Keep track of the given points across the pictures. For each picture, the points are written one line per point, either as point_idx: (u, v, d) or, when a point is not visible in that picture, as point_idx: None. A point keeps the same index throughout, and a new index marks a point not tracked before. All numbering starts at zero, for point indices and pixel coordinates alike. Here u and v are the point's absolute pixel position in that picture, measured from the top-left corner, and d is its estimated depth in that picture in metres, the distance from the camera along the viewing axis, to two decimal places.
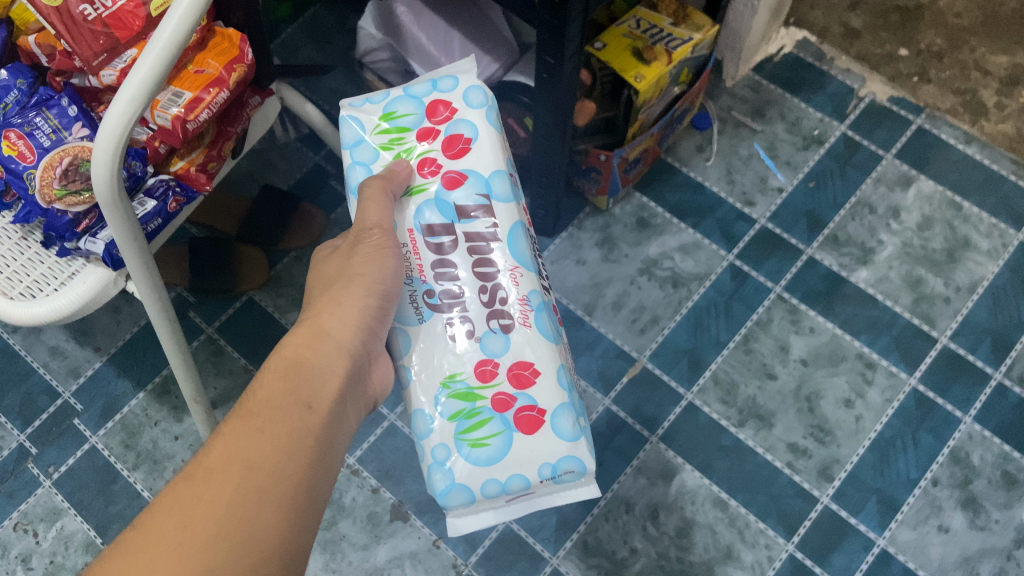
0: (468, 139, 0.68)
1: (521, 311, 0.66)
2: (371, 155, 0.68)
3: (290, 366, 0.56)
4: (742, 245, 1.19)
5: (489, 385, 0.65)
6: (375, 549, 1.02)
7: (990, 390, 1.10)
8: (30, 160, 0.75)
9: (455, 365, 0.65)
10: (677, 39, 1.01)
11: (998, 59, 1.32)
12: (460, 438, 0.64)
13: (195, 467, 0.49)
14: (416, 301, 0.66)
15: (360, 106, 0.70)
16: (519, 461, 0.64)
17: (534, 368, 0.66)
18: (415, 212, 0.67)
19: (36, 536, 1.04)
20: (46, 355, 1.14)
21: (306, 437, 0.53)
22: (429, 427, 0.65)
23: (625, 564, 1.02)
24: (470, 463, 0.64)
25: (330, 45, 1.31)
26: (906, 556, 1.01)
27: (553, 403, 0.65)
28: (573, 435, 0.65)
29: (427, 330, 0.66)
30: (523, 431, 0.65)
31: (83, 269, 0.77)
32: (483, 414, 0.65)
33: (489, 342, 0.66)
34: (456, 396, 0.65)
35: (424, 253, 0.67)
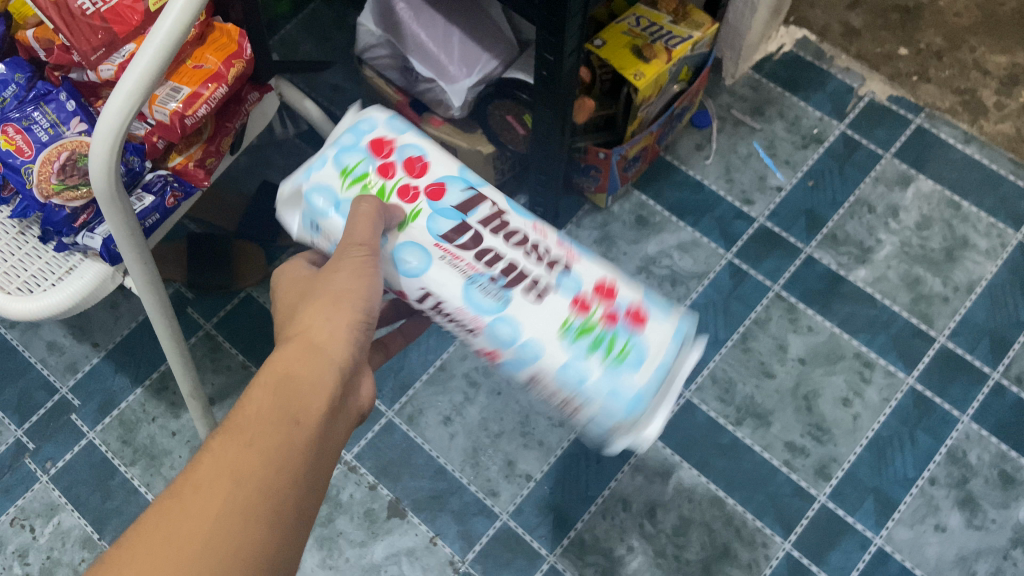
0: (421, 155, 0.65)
1: (564, 250, 0.64)
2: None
3: (280, 380, 0.52)
4: (741, 243, 1.19)
5: (590, 312, 0.61)
6: (372, 546, 1.02)
7: (988, 389, 1.10)
8: (28, 154, 0.74)
9: (557, 313, 0.60)
10: (676, 37, 1.01)
11: (998, 59, 1.32)
12: (602, 365, 0.59)
13: (180, 484, 0.47)
14: (489, 292, 0.61)
15: (313, 177, 0.65)
16: (661, 344, 0.61)
17: (609, 278, 0.63)
18: (427, 226, 0.62)
19: (32, 531, 1.04)
20: (44, 351, 1.13)
21: (295, 455, 0.49)
22: (576, 372, 0.59)
23: (622, 562, 1.02)
24: (630, 375, 0.59)
25: (330, 42, 1.31)
26: (903, 555, 1.02)
27: (637, 295, 0.63)
28: (671, 308, 0.63)
29: (520, 306, 0.60)
30: (639, 329, 0.61)
31: (81, 264, 0.76)
32: (602, 334, 0.60)
33: (563, 285, 0.62)
34: (575, 337, 0.60)
35: (462, 252, 0.62)
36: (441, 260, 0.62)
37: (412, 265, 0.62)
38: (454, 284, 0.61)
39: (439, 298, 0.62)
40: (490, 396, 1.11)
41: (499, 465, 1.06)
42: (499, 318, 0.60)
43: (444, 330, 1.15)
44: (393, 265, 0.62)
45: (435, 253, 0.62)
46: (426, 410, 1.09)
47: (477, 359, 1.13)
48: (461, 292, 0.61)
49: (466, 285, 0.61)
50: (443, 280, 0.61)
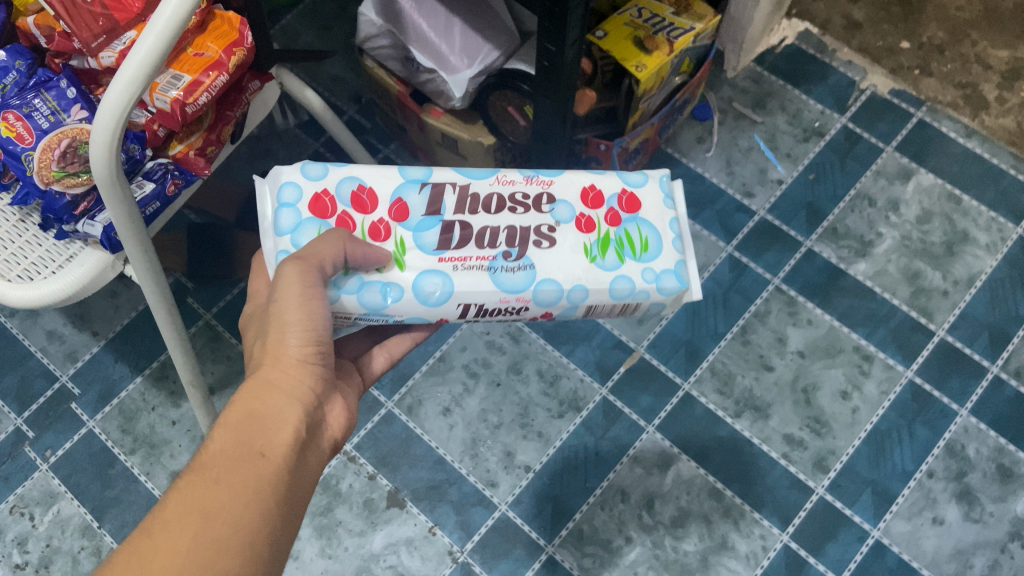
0: (360, 187, 0.65)
1: (535, 185, 0.68)
2: (365, 283, 0.62)
3: (240, 420, 0.55)
4: (741, 236, 1.19)
5: (598, 226, 0.67)
6: (371, 536, 1.03)
7: (986, 383, 1.10)
8: (29, 141, 0.74)
9: (576, 249, 0.66)
10: (678, 29, 1.01)
11: (999, 53, 1.32)
12: (634, 259, 0.67)
13: (149, 522, 0.49)
14: (511, 267, 0.64)
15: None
16: (659, 217, 0.69)
17: (590, 188, 0.68)
18: (416, 240, 0.64)
19: (32, 519, 1.04)
20: (44, 339, 1.13)
21: (264, 487, 0.52)
22: (624, 284, 0.65)
23: (620, 553, 1.02)
24: (659, 256, 0.67)
25: (330, 32, 1.31)
26: (900, 547, 1.02)
27: (613, 183, 0.69)
28: (642, 175, 0.70)
29: (550, 268, 0.65)
30: (637, 213, 0.68)
31: (82, 252, 0.76)
32: (616, 235, 0.67)
33: (561, 216, 0.67)
34: (602, 255, 0.66)
35: (465, 248, 0.64)
36: (456, 270, 0.64)
37: (432, 292, 0.63)
38: (487, 284, 0.64)
39: (477, 303, 0.64)
40: (489, 387, 1.11)
41: (498, 456, 1.07)
42: (541, 285, 0.64)
43: (444, 321, 1.15)
44: (415, 304, 0.63)
45: (445, 266, 0.64)
46: (426, 401, 1.10)
47: (477, 350, 1.13)
48: (497, 285, 0.64)
49: (495, 275, 0.64)
50: (471, 279, 0.64)
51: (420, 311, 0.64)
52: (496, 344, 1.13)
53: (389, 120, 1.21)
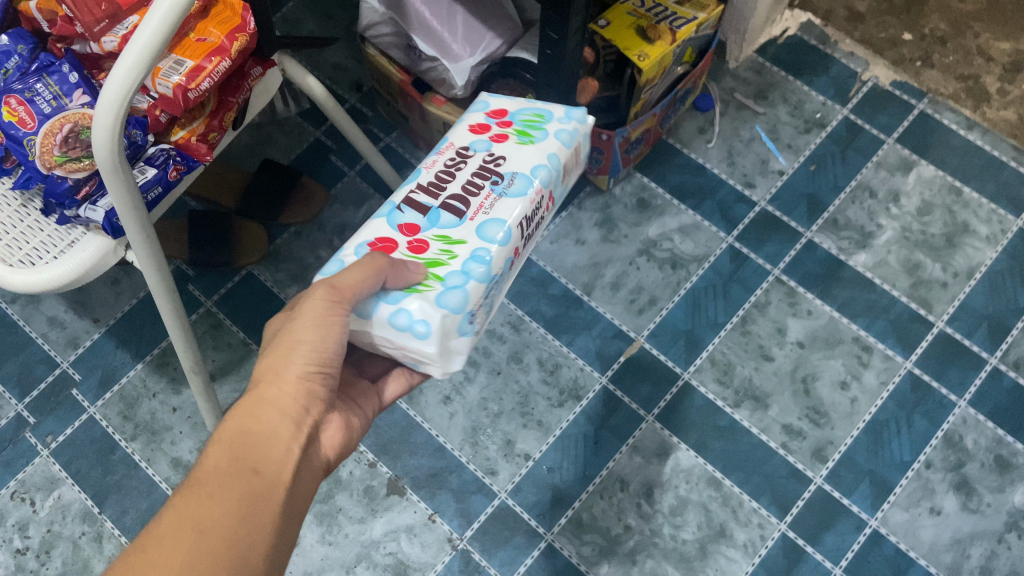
0: (372, 243, 0.62)
1: (446, 153, 0.68)
2: (461, 270, 0.61)
3: (235, 436, 0.57)
4: (742, 227, 1.19)
5: (508, 131, 0.68)
6: (371, 523, 1.03)
7: (985, 374, 1.10)
8: (31, 126, 0.74)
9: (516, 147, 0.67)
10: (681, 18, 1.01)
11: (1002, 45, 1.31)
12: (545, 120, 0.69)
13: (145, 538, 0.52)
14: (508, 182, 0.65)
15: (409, 312, 0.59)
16: (519, 101, 0.71)
17: (474, 128, 0.69)
18: (441, 228, 0.63)
19: (33, 504, 1.04)
20: (45, 325, 1.14)
21: (257, 502, 0.55)
22: (562, 131, 0.68)
23: (619, 541, 1.02)
24: (549, 107, 0.70)
25: (332, 20, 1.31)
26: (897, 537, 1.02)
27: (473, 117, 0.70)
28: (479, 104, 0.72)
29: (524, 165, 0.66)
30: (509, 111, 0.70)
31: (83, 237, 0.76)
32: (519, 125, 0.69)
33: (482, 146, 0.67)
34: (533, 135, 0.68)
35: (470, 203, 0.64)
36: (489, 211, 0.63)
37: (500, 231, 0.62)
38: (512, 204, 0.64)
39: (522, 215, 0.64)
40: (490, 375, 1.11)
41: (498, 444, 1.07)
42: (540, 176, 0.65)
43: None
44: (499, 248, 0.62)
45: (480, 217, 0.63)
46: (426, 389, 1.10)
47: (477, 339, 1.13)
48: (520, 199, 0.64)
49: (510, 197, 0.64)
50: (501, 208, 0.64)
51: (508, 249, 0.63)
52: (496, 333, 1.13)
53: (391, 109, 1.21)
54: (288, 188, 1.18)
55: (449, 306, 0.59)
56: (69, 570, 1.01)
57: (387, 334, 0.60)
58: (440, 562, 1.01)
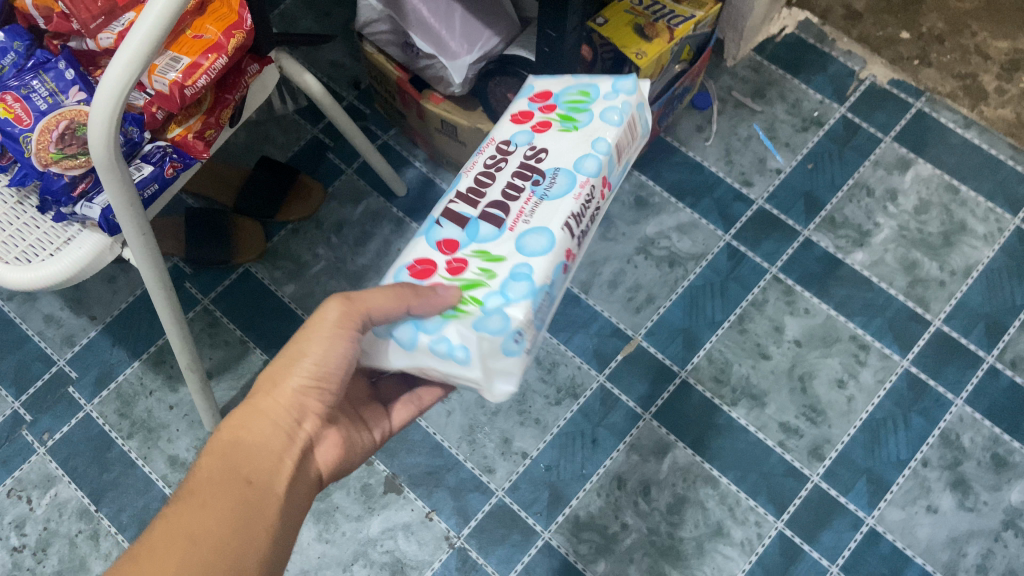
0: (412, 265, 0.61)
1: (490, 149, 0.66)
2: (501, 289, 0.58)
3: (227, 446, 0.60)
4: (740, 225, 1.19)
5: (551, 117, 0.66)
6: (368, 521, 1.03)
7: (982, 373, 1.10)
8: (27, 123, 0.74)
9: (559, 137, 0.65)
10: (679, 16, 1.00)
11: (999, 44, 1.31)
12: (590, 102, 0.66)
13: (138, 549, 0.54)
14: (549, 182, 0.62)
15: (449, 340, 0.57)
16: (563, 81, 0.69)
17: (517, 117, 0.67)
18: (480, 242, 0.61)
19: (29, 502, 1.04)
20: (41, 323, 1.13)
21: (249, 512, 0.57)
22: (609, 110, 0.66)
23: (616, 539, 1.02)
24: (596, 86, 0.67)
25: (330, 17, 1.30)
26: (894, 535, 1.03)
27: (517, 105, 0.69)
28: (523, 90, 0.71)
29: (567, 159, 0.63)
30: (553, 93, 0.68)
31: (79, 235, 0.76)
32: (563, 109, 0.67)
33: (524, 139, 0.65)
34: (577, 119, 0.66)
35: (510, 210, 0.62)
36: (532, 217, 0.61)
37: (542, 241, 0.60)
38: (555, 206, 0.61)
39: (567, 217, 0.61)
40: None
41: (495, 442, 1.07)
42: (585, 171, 0.63)
43: None
44: (541, 259, 0.59)
45: (521, 225, 0.61)
46: None
47: None
48: (562, 198, 0.62)
49: (551, 198, 0.62)
50: (543, 212, 0.61)
51: (551, 258, 0.59)
52: None
53: (388, 106, 1.21)
54: (285, 184, 1.17)
55: (488, 332, 0.57)
56: (66, 567, 1.01)
57: (434, 363, 0.58)
58: (438, 560, 1.01)
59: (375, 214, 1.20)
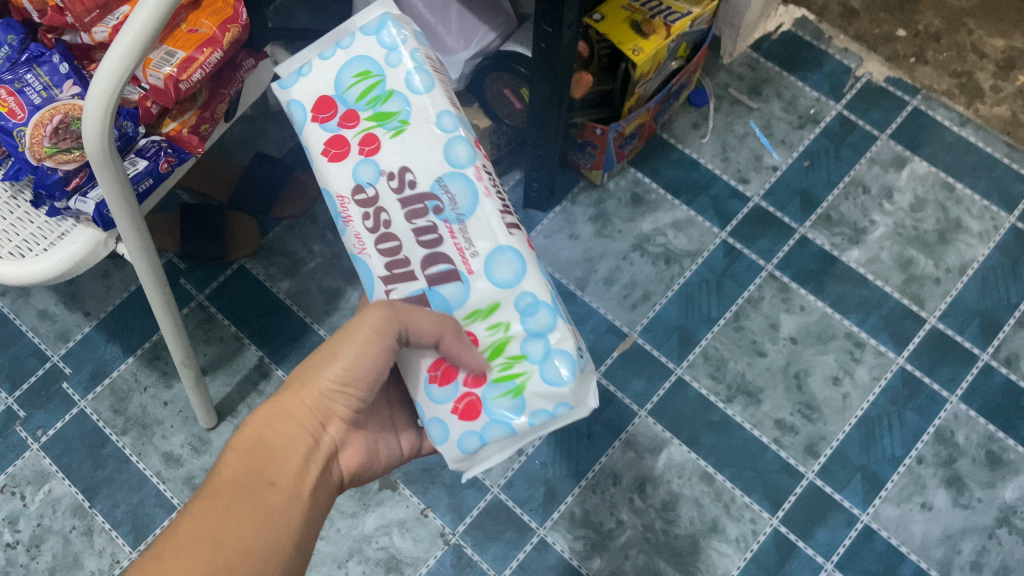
0: (435, 378, 0.59)
1: (354, 210, 0.61)
2: (529, 333, 0.58)
3: (250, 446, 0.60)
4: (735, 222, 1.19)
5: (369, 130, 0.62)
6: (363, 517, 1.03)
7: (977, 370, 1.11)
8: (20, 117, 0.73)
9: (399, 142, 0.61)
10: (675, 13, 1.00)
11: (995, 42, 1.31)
12: (381, 78, 0.63)
13: (160, 546, 0.54)
14: (449, 196, 0.60)
15: (544, 408, 0.57)
16: (328, 72, 0.63)
17: (337, 154, 0.62)
18: (459, 306, 0.59)
19: (23, 498, 1.04)
20: (35, 319, 1.13)
21: (273, 513, 0.57)
22: (410, 78, 0.62)
23: (611, 536, 1.02)
24: (367, 58, 0.63)
25: (325, 13, 1.30)
26: (889, 532, 1.03)
27: (313, 136, 0.63)
28: (290, 108, 0.64)
29: (436, 162, 0.61)
30: (334, 98, 0.63)
31: (73, 230, 0.76)
32: (365, 109, 0.62)
33: (370, 173, 0.61)
34: (389, 110, 0.62)
35: (449, 255, 0.60)
36: (476, 242, 0.60)
37: (512, 259, 0.59)
38: (478, 217, 0.60)
39: (500, 217, 0.60)
40: None
41: None
42: (464, 159, 0.61)
43: None
44: (527, 279, 0.59)
45: (474, 260, 0.60)
46: None
47: None
48: (475, 203, 0.60)
49: (468, 213, 0.60)
50: (474, 232, 0.60)
51: (530, 267, 0.59)
52: None
53: None
54: (280, 180, 1.17)
55: (563, 376, 0.57)
56: (59, 564, 1.01)
57: (542, 431, 0.59)
58: (433, 557, 1.01)
59: None
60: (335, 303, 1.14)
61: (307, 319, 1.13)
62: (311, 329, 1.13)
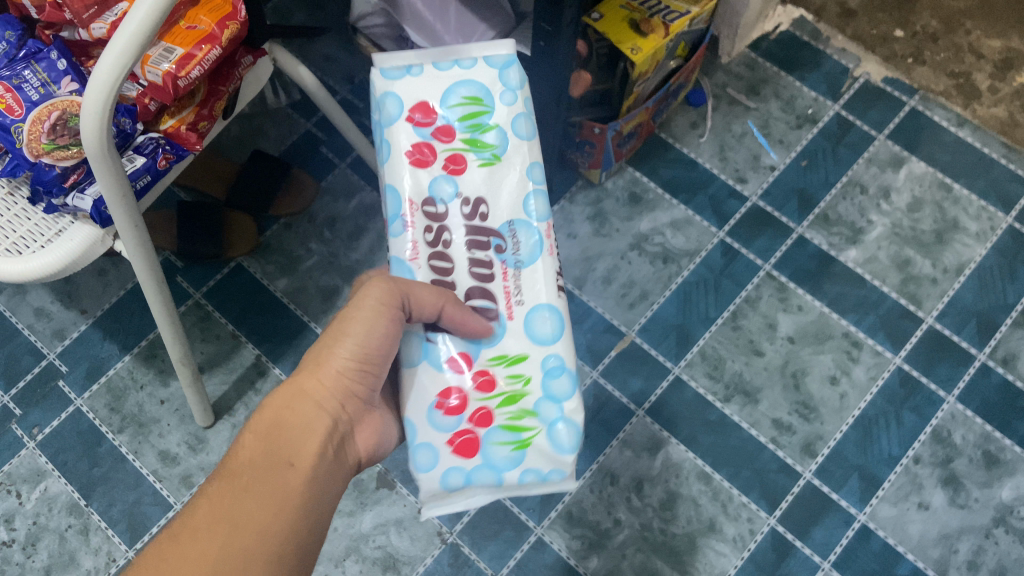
0: (436, 404, 0.63)
1: (419, 219, 0.65)
2: (546, 395, 0.64)
3: (268, 427, 0.60)
4: (733, 222, 1.19)
5: (459, 150, 0.67)
6: (360, 516, 1.03)
7: (973, 370, 1.11)
8: (19, 113, 0.73)
9: (484, 173, 0.66)
10: (673, 12, 1.00)
11: (992, 43, 1.31)
12: (488, 109, 0.67)
13: (178, 528, 0.55)
14: (512, 243, 0.66)
15: (538, 468, 0.63)
16: (438, 82, 0.67)
17: (421, 159, 0.66)
18: (490, 346, 0.64)
19: (18, 497, 1.03)
20: (31, 317, 1.12)
21: (291, 494, 0.58)
22: (515, 119, 0.67)
23: (609, 535, 1.02)
24: (481, 85, 0.68)
25: (323, 11, 1.29)
26: (886, 531, 1.03)
27: (402, 133, 0.67)
28: (384, 97, 0.67)
29: (511, 208, 0.66)
30: (434, 107, 0.67)
31: (70, 227, 0.75)
32: (462, 130, 0.67)
33: (445, 188, 0.66)
34: (486, 140, 0.67)
35: (497, 294, 0.65)
36: (525, 292, 0.65)
37: (551, 319, 0.65)
38: (531, 271, 0.65)
39: (553, 278, 0.66)
40: None
41: None
42: (532, 215, 0.66)
43: None
44: (559, 342, 0.65)
45: (516, 308, 0.65)
46: None
47: None
48: (535, 256, 0.66)
49: (525, 263, 0.66)
50: (526, 282, 0.65)
51: (565, 333, 0.65)
52: None
53: None
54: (278, 179, 1.17)
55: (565, 444, 0.63)
56: (55, 563, 1.00)
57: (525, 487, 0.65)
58: (430, 556, 1.01)
59: (368, 209, 1.19)
60: (332, 301, 1.14)
61: (304, 318, 1.13)
62: (308, 327, 1.13)
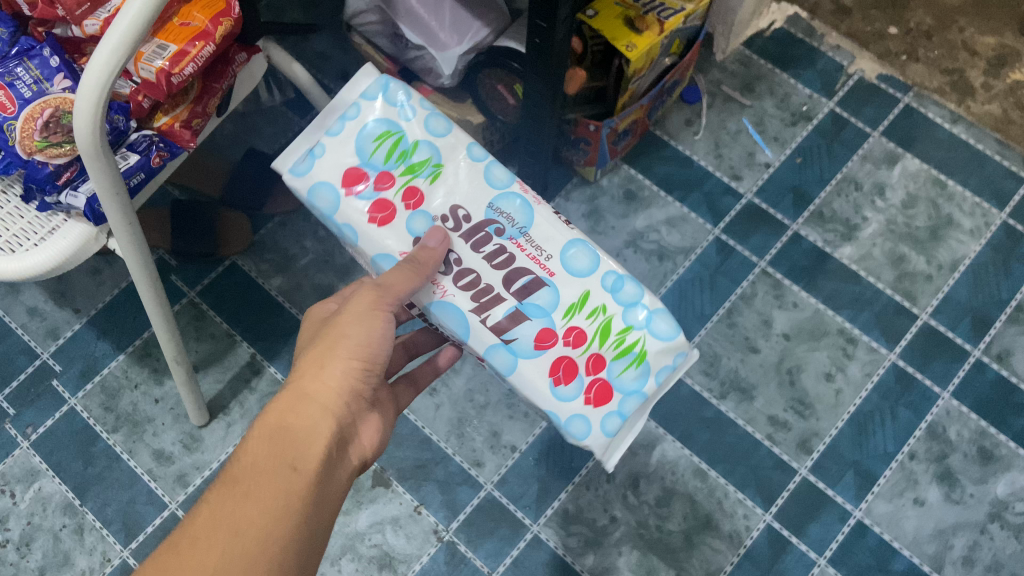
0: (554, 381, 0.64)
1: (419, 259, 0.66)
2: (626, 308, 0.65)
3: (271, 431, 0.60)
4: (729, 219, 1.19)
5: (405, 185, 0.67)
6: (356, 514, 1.03)
7: (968, 366, 1.11)
8: (11, 111, 0.72)
9: (441, 183, 0.67)
10: (669, 9, 1.00)
11: (986, 39, 1.31)
12: (400, 133, 0.68)
13: (178, 536, 0.55)
14: (506, 218, 0.67)
15: (666, 363, 0.65)
16: (340, 146, 0.67)
17: (383, 217, 0.66)
18: (555, 308, 0.65)
19: (13, 496, 1.03)
20: (24, 316, 1.12)
21: (293, 497, 0.57)
22: (427, 124, 0.68)
23: (605, 532, 1.03)
24: (377, 122, 0.68)
25: (317, 8, 1.28)
26: (881, 527, 1.03)
27: (349, 210, 0.66)
28: (313, 190, 0.67)
29: (481, 192, 0.67)
30: (357, 169, 0.67)
31: (64, 224, 0.75)
32: (395, 166, 0.67)
33: (422, 224, 0.66)
34: (420, 160, 0.67)
35: (528, 265, 0.66)
36: (550, 250, 0.66)
37: (581, 250, 0.66)
38: (538, 228, 0.67)
39: (556, 219, 0.67)
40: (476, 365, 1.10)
41: (484, 436, 1.06)
42: (506, 185, 0.67)
43: None
44: (602, 261, 0.66)
45: (551, 263, 0.66)
46: None
47: None
48: (530, 213, 0.67)
49: (528, 225, 0.67)
50: (541, 239, 0.66)
51: (600, 251, 0.67)
52: None
53: None
54: (273, 179, 1.16)
55: (670, 328, 0.65)
56: (50, 563, 1.00)
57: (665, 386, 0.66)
58: (426, 554, 1.01)
59: None
60: None
61: (299, 316, 1.13)
62: None
